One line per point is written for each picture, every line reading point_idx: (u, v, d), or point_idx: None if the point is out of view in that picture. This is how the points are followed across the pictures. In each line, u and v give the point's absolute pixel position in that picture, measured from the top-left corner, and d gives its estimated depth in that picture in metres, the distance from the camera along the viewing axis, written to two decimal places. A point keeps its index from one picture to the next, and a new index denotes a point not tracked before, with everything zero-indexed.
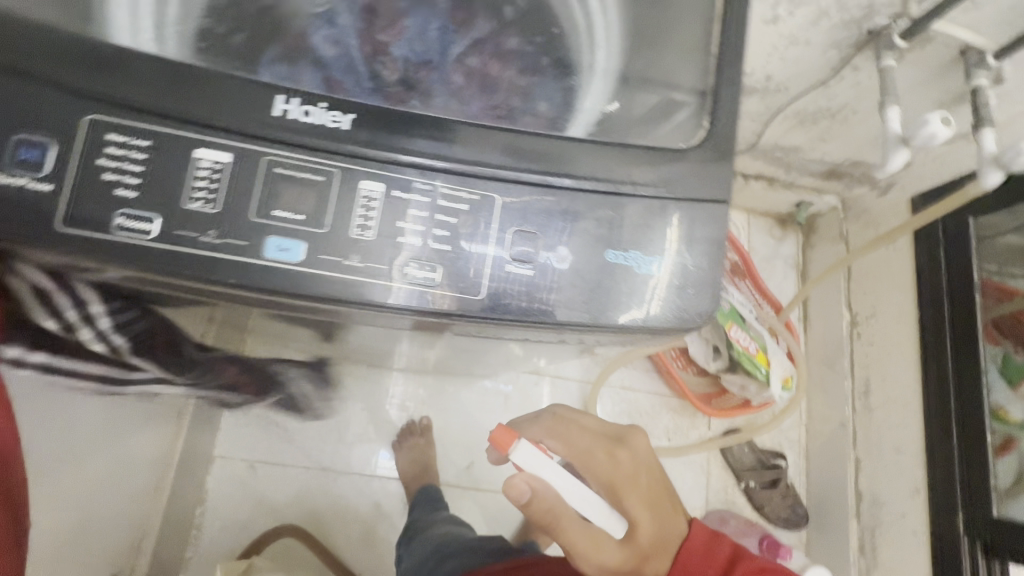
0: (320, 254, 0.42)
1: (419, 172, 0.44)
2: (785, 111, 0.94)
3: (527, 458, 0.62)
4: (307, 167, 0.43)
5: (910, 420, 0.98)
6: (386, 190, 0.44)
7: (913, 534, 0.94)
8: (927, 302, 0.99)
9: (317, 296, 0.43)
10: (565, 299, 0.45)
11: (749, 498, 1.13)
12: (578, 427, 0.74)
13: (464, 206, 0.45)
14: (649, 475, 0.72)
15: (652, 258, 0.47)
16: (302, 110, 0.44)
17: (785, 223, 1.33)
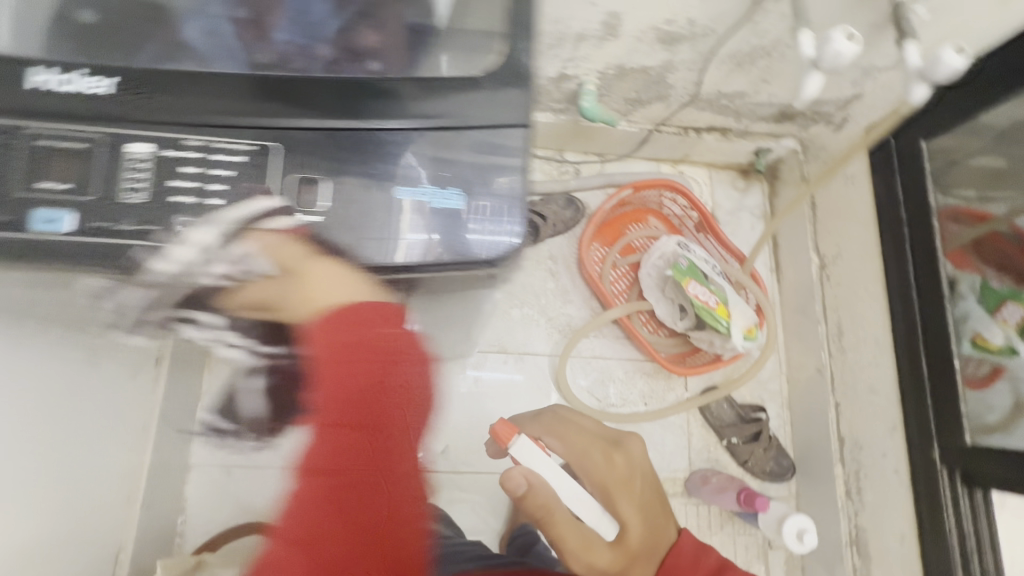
0: (166, 204, 0.50)
1: (230, 130, 0.53)
2: (717, 56, 0.92)
3: (524, 450, 0.73)
4: (164, 144, 0.51)
5: (882, 358, 0.96)
6: (203, 147, 0.52)
7: (893, 472, 0.92)
8: (887, 234, 0.96)
9: (188, 244, 0.51)
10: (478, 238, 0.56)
11: (732, 454, 1.12)
12: (575, 427, 0.86)
13: (272, 148, 0.54)
14: (640, 480, 0.87)
15: (451, 191, 0.56)
16: (110, 89, 0.51)
17: (748, 173, 1.30)
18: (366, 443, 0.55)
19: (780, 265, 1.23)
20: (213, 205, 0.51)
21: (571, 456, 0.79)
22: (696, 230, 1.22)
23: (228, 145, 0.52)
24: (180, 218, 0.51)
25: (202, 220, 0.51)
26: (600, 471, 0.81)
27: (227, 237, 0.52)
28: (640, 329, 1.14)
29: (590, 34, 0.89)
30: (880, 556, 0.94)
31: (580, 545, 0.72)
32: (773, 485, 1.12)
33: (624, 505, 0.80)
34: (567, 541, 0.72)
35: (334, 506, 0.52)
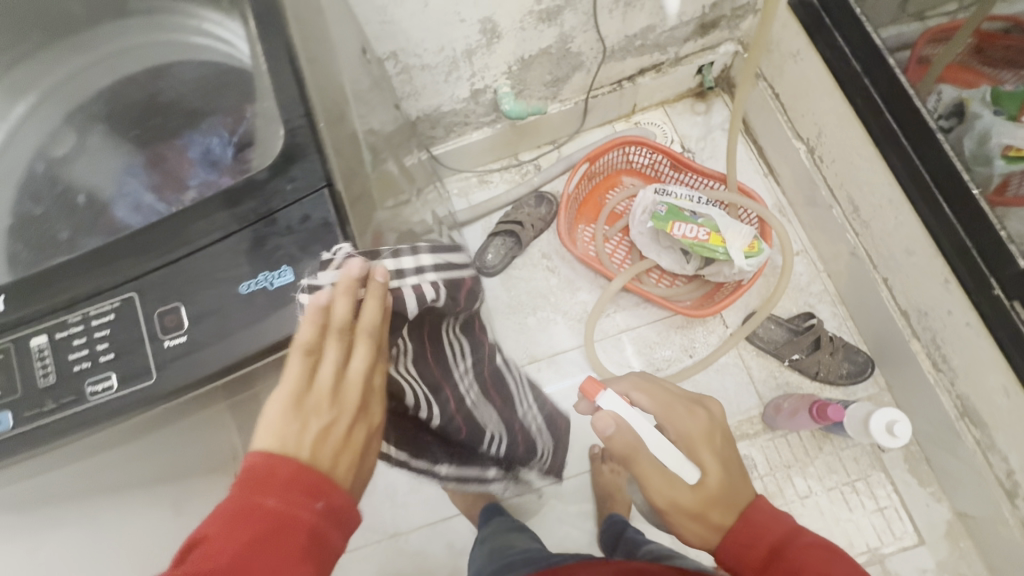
0: (26, 412, 0.42)
1: (70, 308, 0.44)
2: (601, 5, 0.92)
3: (615, 402, 0.65)
4: (39, 332, 0.43)
5: (904, 215, 0.88)
6: (52, 336, 0.43)
7: (967, 327, 0.83)
8: (852, 92, 0.89)
9: (76, 430, 0.42)
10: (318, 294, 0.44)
11: (801, 371, 1.05)
12: (665, 385, 0.71)
13: (112, 315, 0.43)
14: (725, 434, 0.66)
15: (278, 270, 0.44)
16: None
17: (703, 94, 1.25)
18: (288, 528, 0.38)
19: (772, 165, 1.16)
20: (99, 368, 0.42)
21: (659, 408, 0.67)
22: (672, 170, 1.18)
23: (92, 308, 0.44)
24: (79, 392, 0.42)
25: (100, 380, 0.42)
26: (683, 425, 0.65)
27: (127, 392, 0.42)
28: (653, 287, 1.11)
29: (477, 45, 0.92)
30: (995, 418, 0.85)
31: (663, 482, 0.61)
32: (857, 386, 1.04)
33: (709, 455, 0.62)
34: (650, 478, 0.61)
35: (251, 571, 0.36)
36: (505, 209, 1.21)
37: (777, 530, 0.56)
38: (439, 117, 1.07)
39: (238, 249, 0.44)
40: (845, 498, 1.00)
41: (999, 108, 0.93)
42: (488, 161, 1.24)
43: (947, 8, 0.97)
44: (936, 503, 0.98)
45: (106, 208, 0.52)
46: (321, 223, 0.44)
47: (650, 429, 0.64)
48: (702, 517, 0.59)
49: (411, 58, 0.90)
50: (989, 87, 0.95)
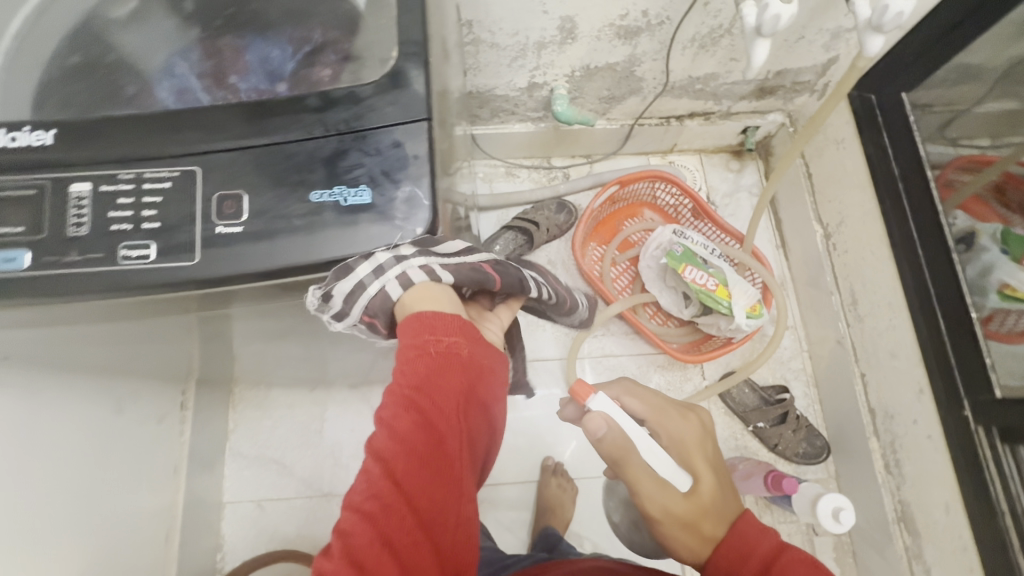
0: (45, 257, 0.41)
1: (119, 164, 0.42)
2: (678, 42, 0.93)
3: (605, 404, 0.68)
4: (83, 178, 0.42)
5: (899, 320, 0.92)
6: (93, 187, 0.42)
7: (928, 439, 0.87)
8: (884, 192, 0.93)
9: (96, 293, 0.41)
10: (375, 231, 0.43)
11: (761, 440, 1.08)
12: (650, 390, 0.75)
13: (166, 184, 0.42)
14: (712, 444, 0.68)
15: (350, 189, 0.43)
16: (7, 137, 0.42)
17: (740, 153, 1.28)
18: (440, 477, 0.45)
19: (786, 240, 1.19)
20: (135, 236, 0.41)
21: (650, 410, 0.71)
22: (693, 216, 1.20)
23: (146, 170, 0.42)
24: (109, 251, 0.41)
25: (136, 248, 0.41)
26: (671, 424, 0.70)
27: (161, 265, 0.42)
28: (646, 321, 1.12)
29: (550, 40, 0.92)
30: (928, 530, 0.88)
31: (655, 488, 0.61)
32: (809, 467, 1.07)
33: (702, 465, 0.65)
34: (641, 483, 0.62)
35: (371, 525, 0.43)
36: (525, 207, 1.21)
37: (765, 543, 0.58)
38: (490, 99, 1.06)
39: (307, 157, 0.43)
40: None
41: (1006, 247, 0.95)
42: (521, 156, 1.23)
43: (983, 141, 1.00)
44: None
45: (162, 84, 0.49)
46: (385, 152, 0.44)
47: (640, 433, 0.66)
48: (695, 527, 0.60)
49: (484, 33, 0.89)
50: (999, 225, 0.97)
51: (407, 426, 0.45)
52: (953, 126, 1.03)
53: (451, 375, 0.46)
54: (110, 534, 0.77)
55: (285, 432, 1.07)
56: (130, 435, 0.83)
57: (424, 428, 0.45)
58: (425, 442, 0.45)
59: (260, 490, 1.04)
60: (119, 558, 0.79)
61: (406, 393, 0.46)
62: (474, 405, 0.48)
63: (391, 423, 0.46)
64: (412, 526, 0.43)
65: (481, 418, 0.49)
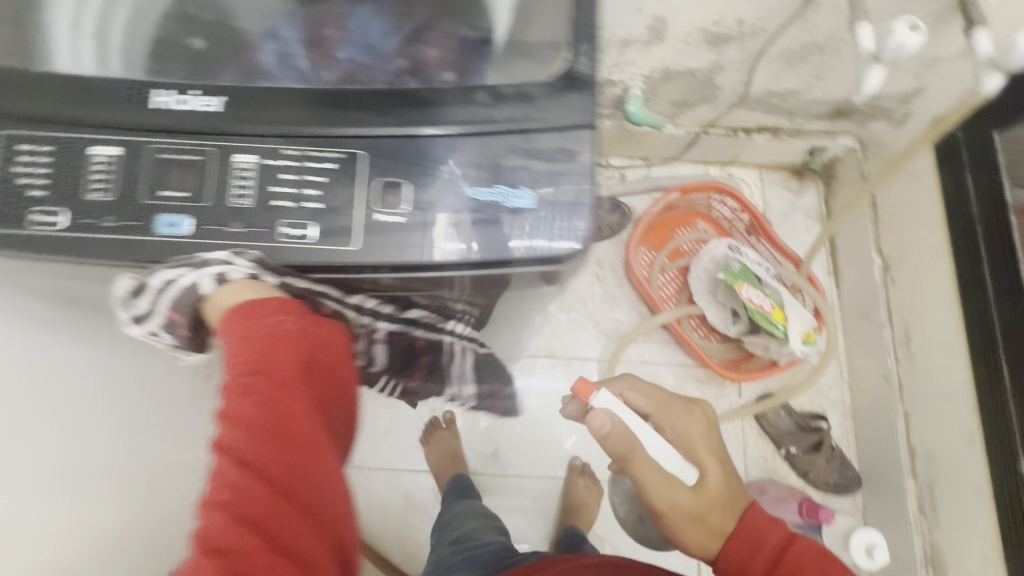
0: (205, 224, 0.50)
1: (281, 140, 0.51)
2: (766, 55, 0.91)
3: (608, 401, 0.68)
4: (246, 152, 0.51)
5: (956, 364, 0.91)
6: (258, 160, 0.51)
7: (973, 487, 0.87)
8: (959, 232, 0.91)
9: (234, 255, 0.50)
10: (525, 237, 0.52)
11: (792, 465, 1.08)
12: (657, 386, 0.79)
13: (330, 166, 0.51)
14: (716, 436, 0.74)
15: (514, 191, 0.53)
16: (179, 100, 0.51)
17: (801, 173, 1.26)
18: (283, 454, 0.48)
19: (837, 267, 1.16)
20: (303, 214, 0.51)
21: (655, 407, 0.75)
22: (747, 232, 1.19)
23: (309, 154, 0.51)
24: (271, 225, 0.51)
25: (297, 226, 0.51)
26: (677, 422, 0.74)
27: (330, 248, 0.51)
28: (690, 333, 1.11)
29: (637, 39, 0.90)
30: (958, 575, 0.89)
31: (663, 482, 0.66)
32: (837, 498, 1.06)
33: (706, 456, 0.70)
34: (649, 479, 0.66)
35: (268, 483, 0.46)
36: None
37: (776, 533, 0.63)
38: None
39: None
40: None
41: None
42: None
43: None
44: None
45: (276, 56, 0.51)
46: (521, 166, 0.53)
47: (644, 429, 0.68)
48: (703, 519, 0.66)
49: None
50: None
51: (248, 411, 0.47)
52: None
53: (288, 350, 0.50)
54: None
55: None
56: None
57: (261, 409, 0.48)
58: (277, 421, 0.48)
59: None
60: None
61: (243, 377, 0.49)
62: (318, 371, 0.53)
63: (234, 412, 0.48)
64: (276, 498, 0.46)
65: (327, 379, 0.55)
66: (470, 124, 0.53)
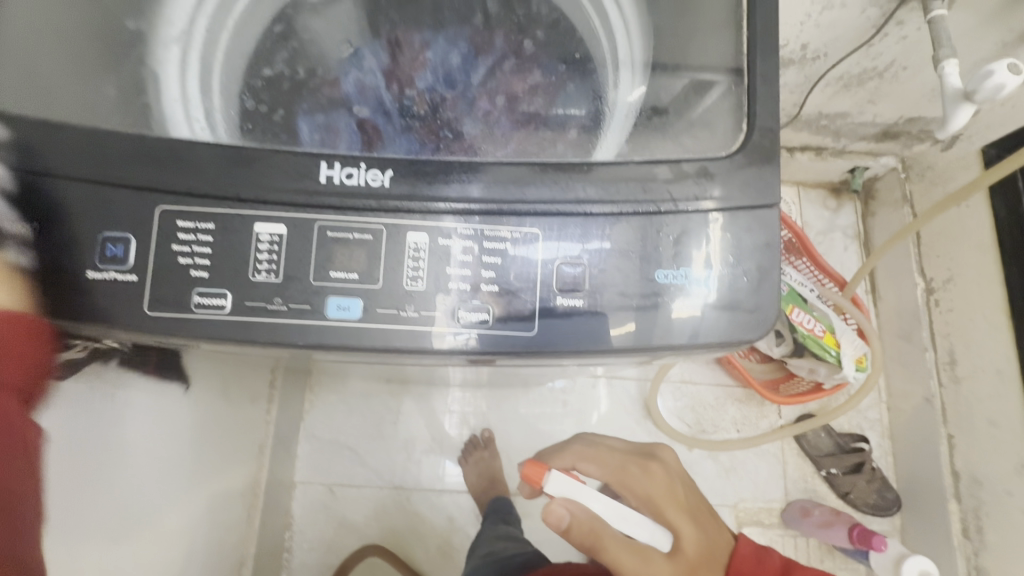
0: (378, 308, 0.47)
1: (457, 217, 0.48)
2: (825, 79, 0.90)
3: (562, 486, 0.63)
4: (418, 230, 0.47)
5: (1007, 391, 0.92)
6: (432, 239, 0.47)
7: (1022, 513, 0.89)
8: (1013, 261, 0.92)
9: (391, 347, 0.47)
10: (696, 328, 0.48)
11: (832, 486, 1.07)
12: (607, 449, 0.82)
13: (505, 245, 0.48)
14: (683, 487, 0.77)
15: (696, 275, 0.48)
16: (345, 173, 0.48)
17: (839, 191, 1.25)
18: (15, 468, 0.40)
19: (877, 288, 1.15)
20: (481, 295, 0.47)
21: (612, 474, 0.77)
22: (786, 250, 1.18)
23: (486, 228, 0.48)
24: (450, 311, 0.47)
25: (475, 313, 0.47)
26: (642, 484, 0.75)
27: (415, 326, 0.47)
28: (732, 353, 1.10)
29: None
30: None
31: (637, 560, 0.65)
32: (877, 519, 1.07)
33: (673, 513, 0.72)
34: (623, 562, 0.65)
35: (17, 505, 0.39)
36: None
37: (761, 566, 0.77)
38: None
39: None
40: None
41: None
42: None
43: None
44: None
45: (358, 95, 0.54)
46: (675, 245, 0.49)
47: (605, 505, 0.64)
48: None
49: None
50: None
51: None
52: None
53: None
54: (212, 513, 0.77)
55: (359, 420, 1.07)
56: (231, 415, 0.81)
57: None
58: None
59: (331, 474, 1.05)
60: (213, 538, 0.78)
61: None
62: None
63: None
64: None
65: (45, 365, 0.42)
66: (603, 197, 0.49)
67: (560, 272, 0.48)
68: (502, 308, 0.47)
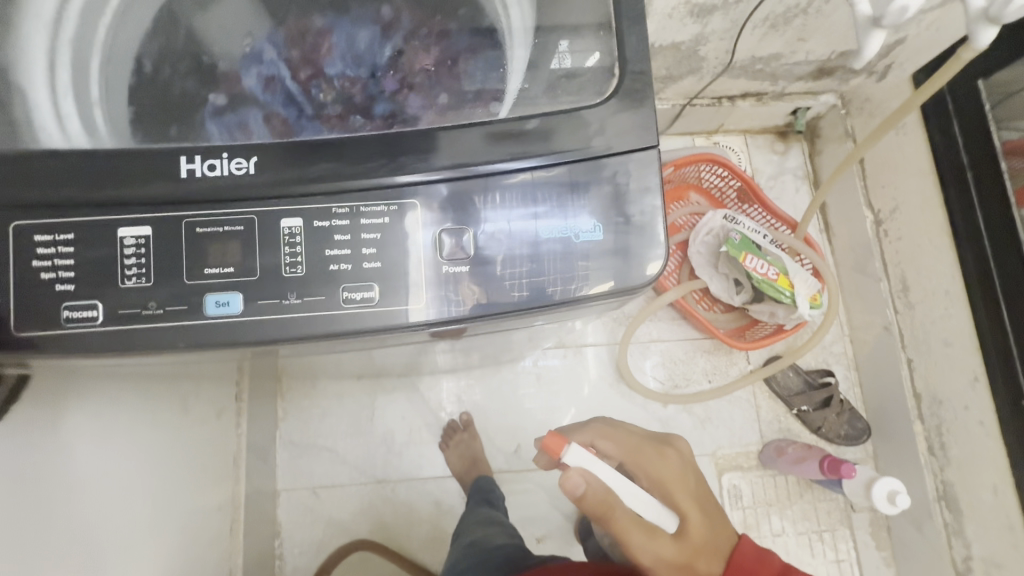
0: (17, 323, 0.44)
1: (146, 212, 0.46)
2: (751, 21, 0.90)
3: (581, 458, 0.61)
4: (292, 214, 0.47)
5: (955, 309, 0.94)
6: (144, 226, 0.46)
7: (979, 424, 0.91)
8: (949, 181, 0.93)
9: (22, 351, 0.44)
10: (605, 270, 0.49)
11: (805, 423, 1.11)
12: (625, 431, 0.78)
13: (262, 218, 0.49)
14: (695, 474, 0.75)
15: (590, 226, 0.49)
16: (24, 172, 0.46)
17: (786, 134, 1.26)
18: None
19: (830, 225, 1.18)
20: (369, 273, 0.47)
21: (626, 454, 0.74)
22: (739, 199, 1.19)
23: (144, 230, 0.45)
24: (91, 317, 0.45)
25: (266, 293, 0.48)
26: (659, 469, 0.73)
27: (382, 309, 0.47)
28: (695, 307, 1.12)
29: None
30: (973, 509, 0.93)
31: (644, 533, 0.65)
32: (850, 448, 1.11)
33: (683, 498, 0.71)
34: (633, 534, 0.64)
35: None
36: None
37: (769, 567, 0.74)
38: None
39: None
40: (810, 544, 1.08)
41: None
42: None
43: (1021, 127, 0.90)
44: (885, 568, 1.07)
45: (239, 68, 0.52)
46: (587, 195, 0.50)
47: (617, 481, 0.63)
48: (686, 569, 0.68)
49: None
50: None
51: None
52: (1000, 108, 0.91)
53: None
54: (187, 532, 0.77)
55: (334, 420, 1.06)
56: (195, 432, 0.80)
57: None
58: None
59: (313, 477, 1.05)
60: (189, 557, 0.77)
61: None
62: None
63: None
64: None
65: None
66: (515, 156, 0.49)
67: (450, 240, 0.48)
68: (467, 297, 0.48)
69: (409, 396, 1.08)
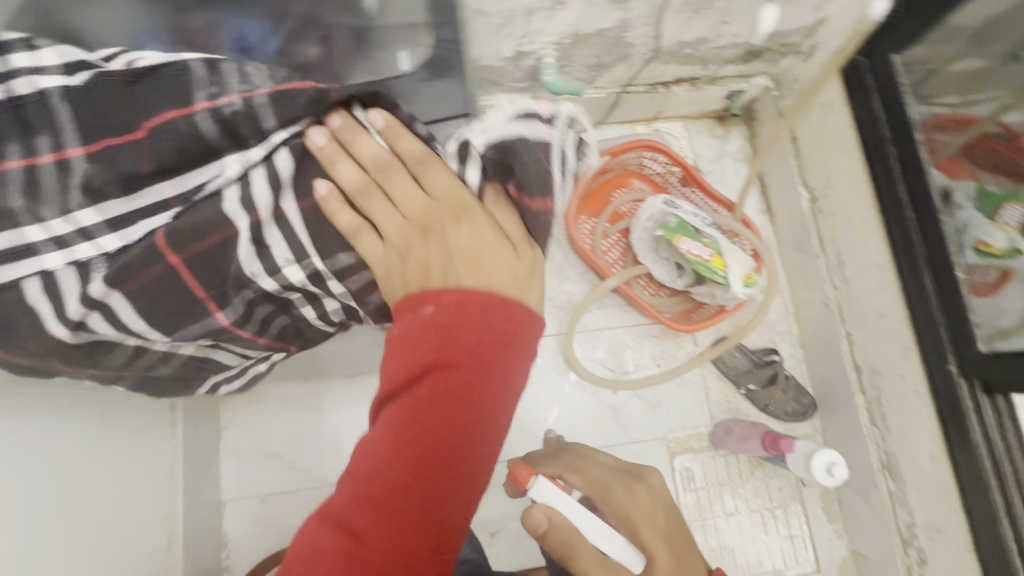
0: None
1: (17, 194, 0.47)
2: (672, 5, 0.90)
3: (546, 492, 0.67)
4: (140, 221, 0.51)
5: (886, 281, 0.96)
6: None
7: (913, 393, 0.93)
8: (873, 156, 0.95)
9: None
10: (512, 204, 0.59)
11: (753, 401, 1.12)
12: (594, 462, 0.81)
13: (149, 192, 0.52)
14: (665, 509, 0.73)
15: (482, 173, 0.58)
16: None
17: (724, 119, 1.28)
18: (430, 470, 0.52)
19: (770, 205, 1.20)
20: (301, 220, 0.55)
21: (593, 488, 0.75)
22: (681, 183, 1.20)
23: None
24: None
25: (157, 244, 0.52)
26: (627, 500, 0.72)
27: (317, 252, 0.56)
28: (641, 292, 1.12)
29: (540, 6, 0.87)
30: (913, 477, 0.95)
31: (604, 573, 0.62)
32: (798, 424, 1.12)
33: (650, 536, 0.67)
34: (592, 573, 0.63)
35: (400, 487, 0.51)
36: None
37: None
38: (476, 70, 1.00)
39: None
40: (764, 521, 1.09)
41: (982, 205, 0.88)
42: None
43: (952, 101, 0.95)
44: (837, 539, 1.09)
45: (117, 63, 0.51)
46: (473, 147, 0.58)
47: (584, 517, 0.66)
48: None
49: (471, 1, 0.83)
50: (974, 184, 0.90)
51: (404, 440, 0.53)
52: (926, 84, 0.96)
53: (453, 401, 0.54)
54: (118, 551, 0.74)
55: (280, 426, 1.05)
56: (120, 446, 0.77)
57: None
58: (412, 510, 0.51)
59: (260, 485, 1.03)
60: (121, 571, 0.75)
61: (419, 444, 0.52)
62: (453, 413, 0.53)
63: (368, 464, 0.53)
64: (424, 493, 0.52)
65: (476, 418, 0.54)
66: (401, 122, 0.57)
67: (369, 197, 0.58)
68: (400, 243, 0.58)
69: (356, 397, 1.06)
